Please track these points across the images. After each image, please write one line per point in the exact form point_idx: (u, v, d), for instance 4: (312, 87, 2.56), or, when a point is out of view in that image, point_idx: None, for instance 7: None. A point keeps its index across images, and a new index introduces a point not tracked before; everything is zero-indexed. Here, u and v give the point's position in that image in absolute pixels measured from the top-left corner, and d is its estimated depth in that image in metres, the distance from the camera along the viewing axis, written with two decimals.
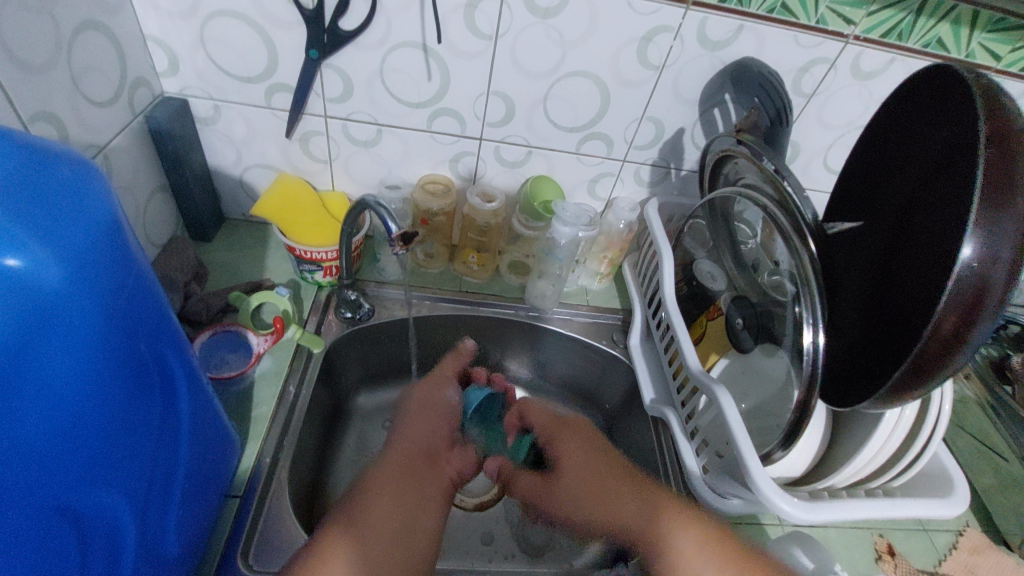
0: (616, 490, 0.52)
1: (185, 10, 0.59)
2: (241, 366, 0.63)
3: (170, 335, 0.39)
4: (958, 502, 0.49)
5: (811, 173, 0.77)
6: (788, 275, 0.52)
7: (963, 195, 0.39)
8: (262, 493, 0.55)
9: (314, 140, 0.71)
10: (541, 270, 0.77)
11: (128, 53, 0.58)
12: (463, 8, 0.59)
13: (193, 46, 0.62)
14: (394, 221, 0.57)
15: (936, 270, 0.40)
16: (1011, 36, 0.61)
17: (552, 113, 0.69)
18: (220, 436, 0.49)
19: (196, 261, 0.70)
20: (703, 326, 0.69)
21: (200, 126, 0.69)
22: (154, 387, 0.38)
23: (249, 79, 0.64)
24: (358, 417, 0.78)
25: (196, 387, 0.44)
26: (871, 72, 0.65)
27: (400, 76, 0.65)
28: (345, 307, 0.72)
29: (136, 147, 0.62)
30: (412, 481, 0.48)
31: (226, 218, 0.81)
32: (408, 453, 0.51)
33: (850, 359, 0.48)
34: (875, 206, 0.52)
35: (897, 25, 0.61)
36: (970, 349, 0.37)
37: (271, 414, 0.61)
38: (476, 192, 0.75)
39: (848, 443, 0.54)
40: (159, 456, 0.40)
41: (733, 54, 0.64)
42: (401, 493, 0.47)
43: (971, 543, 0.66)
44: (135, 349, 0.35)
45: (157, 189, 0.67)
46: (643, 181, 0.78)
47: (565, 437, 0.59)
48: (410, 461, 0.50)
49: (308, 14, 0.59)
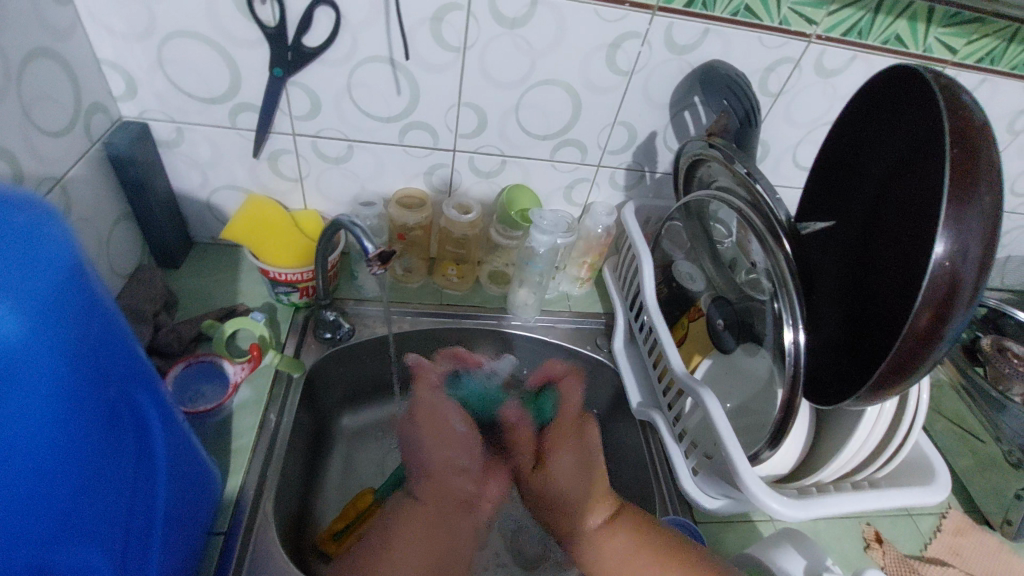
0: (571, 495, 0.64)
1: (141, 31, 0.57)
2: (218, 398, 0.60)
3: (141, 375, 0.38)
4: (940, 488, 0.50)
5: (781, 170, 0.78)
6: (764, 273, 0.53)
7: (933, 194, 0.40)
8: (247, 525, 0.53)
9: (283, 159, 0.69)
10: (521, 278, 0.77)
11: (82, 80, 0.56)
12: (429, 21, 0.58)
13: (151, 68, 0.60)
14: (370, 241, 0.56)
15: (909, 267, 0.41)
16: (964, 29, 0.63)
17: (525, 121, 0.69)
18: (198, 470, 0.48)
19: (164, 290, 0.68)
20: (685, 327, 0.69)
21: (163, 149, 0.67)
22: (127, 431, 0.36)
23: (212, 100, 0.63)
24: (343, 438, 0.76)
25: (170, 425, 0.42)
26: (834, 70, 0.67)
27: (368, 91, 0.64)
28: (324, 327, 0.71)
29: (96, 177, 0.60)
30: (434, 523, 0.58)
31: (194, 242, 0.78)
32: (437, 468, 0.65)
33: (832, 357, 0.49)
34: (846, 205, 0.53)
35: (857, 23, 0.62)
36: (946, 342, 0.37)
37: (253, 444, 0.59)
38: (451, 204, 0.73)
39: (833, 438, 0.55)
40: (137, 499, 0.38)
41: (700, 57, 0.64)
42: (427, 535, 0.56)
43: (954, 524, 0.68)
44: (105, 395, 0.34)
45: (120, 218, 0.65)
46: (618, 185, 0.79)
47: (556, 447, 0.70)
48: (442, 488, 0.62)
49: (270, 32, 0.57)
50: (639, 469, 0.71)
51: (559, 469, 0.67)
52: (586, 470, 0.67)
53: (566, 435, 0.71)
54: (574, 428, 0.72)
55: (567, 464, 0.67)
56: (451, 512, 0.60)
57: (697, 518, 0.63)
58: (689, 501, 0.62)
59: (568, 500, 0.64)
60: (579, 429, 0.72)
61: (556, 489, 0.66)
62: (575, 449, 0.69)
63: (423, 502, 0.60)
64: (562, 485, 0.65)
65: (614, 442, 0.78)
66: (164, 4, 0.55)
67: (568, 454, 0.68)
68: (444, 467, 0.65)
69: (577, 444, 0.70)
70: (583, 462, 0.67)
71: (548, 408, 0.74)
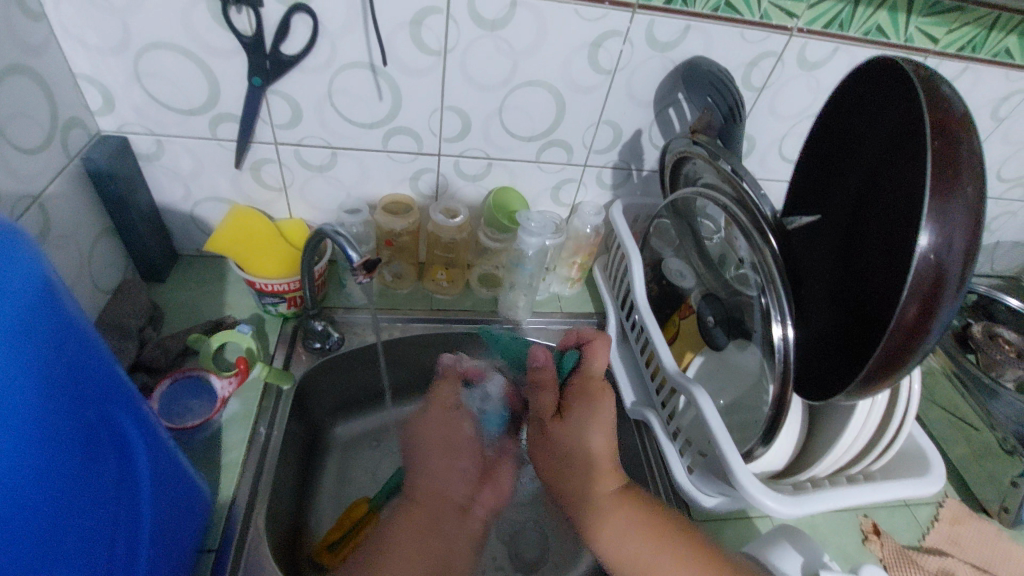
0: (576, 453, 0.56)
1: (116, 44, 0.56)
2: (206, 413, 0.59)
3: (121, 396, 0.37)
4: (934, 479, 0.50)
5: (768, 164, 0.78)
6: (752, 270, 0.52)
7: (915, 185, 0.39)
8: (240, 542, 0.53)
9: (265, 168, 0.69)
10: (512, 281, 0.76)
11: (58, 95, 0.55)
12: (408, 25, 0.58)
13: (128, 81, 0.59)
14: (354, 250, 0.55)
15: (896, 258, 0.40)
16: (945, 18, 0.63)
17: (509, 122, 0.68)
18: (184, 490, 0.46)
19: (149, 305, 0.67)
20: (676, 325, 0.69)
21: (144, 163, 0.66)
22: (109, 453, 0.36)
23: (192, 112, 0.62)
24: (337, 447, 0.76)
25: (154, 445, 0.41)
26: (817, 62, 0.66)
27: (349, 98, 0.63)
28: (313, 337, 0.70)
29: (75, 193, 0.59)
30: (429, 525, 0.52)
31: (180, 255, 0.78)
32: (431, 491, 0.54)
33: (822, 351, 0.48)
34: (831, 200, 0.53)
35: (837, 15, 0.62)
36: (935, 333, 0.37)
37: (243, 458, 0.58)
38: (438, 208, 0.73)
39: (827, 432, 0.55)
40: (121, 524, 0.37)
41: (683, 53, 0.64)
42: (421, 538, 0.51)
43: (952, 513, 0.68)
44: (83, 417, 0.33)
45: (103, 233, 0.64)
46: (606, 184, 0.78)
47: (576, 409, 0.56)
48: (433, 496, 0.54)
49: (247, 41, 0.57)
50: (635, 468, 0.71)
51: (578, 436, 0.55)
52: (602, 434, 0.55)
53: (582, 396, 0.57)
54: (602, 382, 0.58)
55: (579, 424, 0.56)
56: (439, 517, 0.53)
57: (694, 516, 0.63)
58: (686, 500, 0.62)
59: (569, 455, 0.56)
60: (603, 389, 0.58)
61: (574, 450, 0.55)
62: (605, 423, 0.56)
63: (416, 500, 0.54)
64: (569, 440, 0.56)
65: None
66: (138, 17, 0.54)
67: (586, 409, 0.55)
68: (435, 469, 0.56)
69: (585, 405, 0.56)
70: (604, 423, 0.56)
71: (570, 366, 0.60)
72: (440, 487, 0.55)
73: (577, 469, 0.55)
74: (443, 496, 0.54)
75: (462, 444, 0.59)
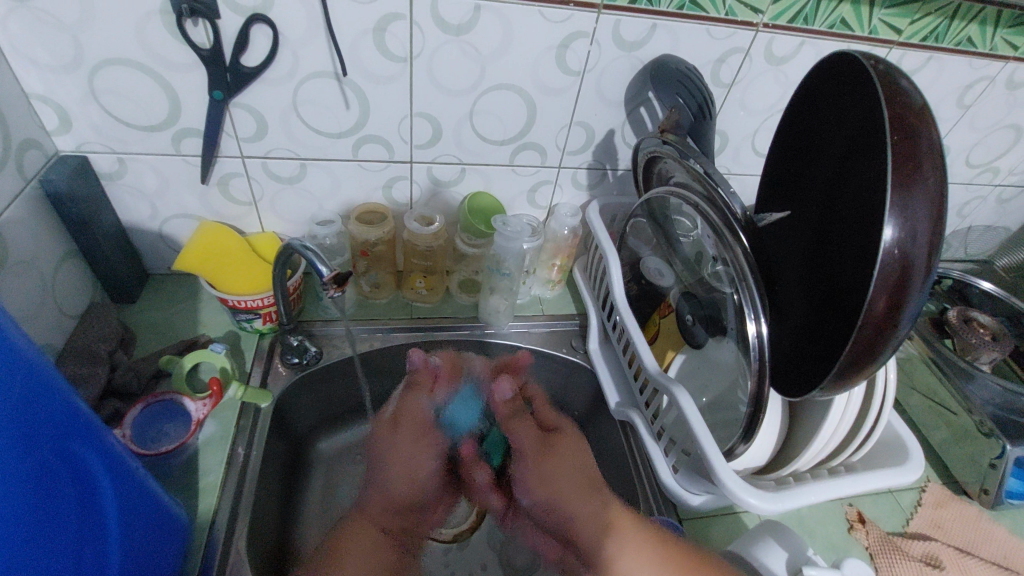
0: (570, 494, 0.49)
1: (69, 62, 0.54)
2: (181, 437, 0.58)
3: (78, 428, 0.36)
4: (914, 466, 0.50)
5: (742, 159, 0.79)
6: (725, 267, 0.53)
7: (878, 178, 0.39)
8: (220, 567, 0.52)
9: (233, 183, 0.67)
10: (491, 285, 0.75)
11: (10, 116, 0.53)
12: (371, 32, 0.57)
13: (84, 98, 0.57)
14: (323, 264, 0.54)
15: (863, 252, 0.40)
16: (907, 9, 0.63)
17: (480, 127, 0.68)
18: (156, 520, 0.45)
19: (119, 327, 0.65)
20: (656, 324, 0.70)
21: (106, 182, 0.65)
22: (69, 489, 0.34)
23: (152, 128, 0.60)
24: (322, 462, 0.75)
25: (120, 474, 0.40)
26: (784, 57, 0.67)
27: (315, 108, 0.62)
28: (290, 352, 0.69)
29: (34, 217, 0.57)
30: (381, 539, 0.49)
31: (150, 274, 0.76)
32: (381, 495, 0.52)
33: (797, 347, 0.49)
34: (800, 196, 0.53)
35: (801, 10, 0.62)
36: (905, 323, 0.37)
37: (222, 480, 0.57)
38: (413, 216, 0.72)
39: (806, 427, 0.55)
40: (87, 562, 0.36)
41: (651, 53, 0.64)
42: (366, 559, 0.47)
43: (935, 497, 0.69)
44: (36, 453, 0.31)
45: (66, 257, 0.62)
46: (581, 185, 0.78)
47: (540, 450, 0.52)
48: (377, 508, 0.51)
49: (205, 54, 0.55)
50: (622, 470, 0.71)
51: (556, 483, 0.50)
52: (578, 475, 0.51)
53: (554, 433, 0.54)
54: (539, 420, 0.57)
55: (563, 465, 0.51)
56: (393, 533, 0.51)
57: (682, 515, 0.63)
58: (671, 498, 0.62)
59: (554, 508, 0.50)
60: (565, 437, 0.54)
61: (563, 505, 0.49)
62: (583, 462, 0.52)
63: (370, 509, 0.51)
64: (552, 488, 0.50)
65: (595, 444, 0.78)
66: (90, 34, 0.53)
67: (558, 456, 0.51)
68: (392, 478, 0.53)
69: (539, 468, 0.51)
70: (560, 448, 0.52)
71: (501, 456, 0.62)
72: (395, 498, 0.52)
73: (581, 503, 0.49)
74: (406, 508, 0.53)
75: (428, 446, 0.56)
